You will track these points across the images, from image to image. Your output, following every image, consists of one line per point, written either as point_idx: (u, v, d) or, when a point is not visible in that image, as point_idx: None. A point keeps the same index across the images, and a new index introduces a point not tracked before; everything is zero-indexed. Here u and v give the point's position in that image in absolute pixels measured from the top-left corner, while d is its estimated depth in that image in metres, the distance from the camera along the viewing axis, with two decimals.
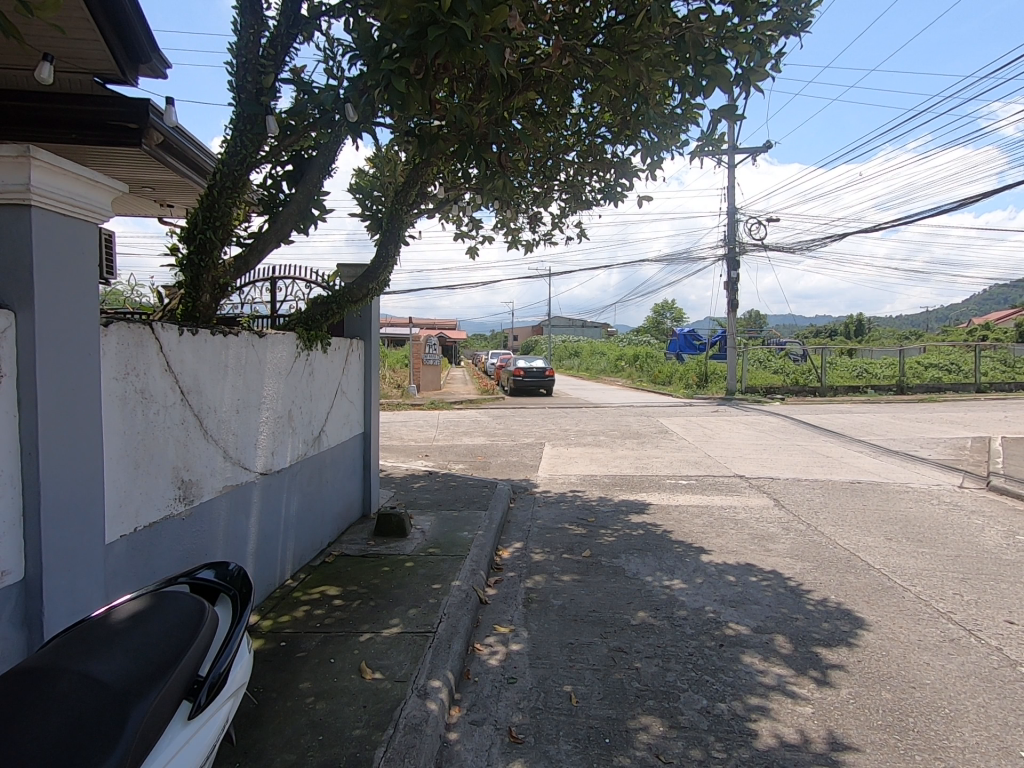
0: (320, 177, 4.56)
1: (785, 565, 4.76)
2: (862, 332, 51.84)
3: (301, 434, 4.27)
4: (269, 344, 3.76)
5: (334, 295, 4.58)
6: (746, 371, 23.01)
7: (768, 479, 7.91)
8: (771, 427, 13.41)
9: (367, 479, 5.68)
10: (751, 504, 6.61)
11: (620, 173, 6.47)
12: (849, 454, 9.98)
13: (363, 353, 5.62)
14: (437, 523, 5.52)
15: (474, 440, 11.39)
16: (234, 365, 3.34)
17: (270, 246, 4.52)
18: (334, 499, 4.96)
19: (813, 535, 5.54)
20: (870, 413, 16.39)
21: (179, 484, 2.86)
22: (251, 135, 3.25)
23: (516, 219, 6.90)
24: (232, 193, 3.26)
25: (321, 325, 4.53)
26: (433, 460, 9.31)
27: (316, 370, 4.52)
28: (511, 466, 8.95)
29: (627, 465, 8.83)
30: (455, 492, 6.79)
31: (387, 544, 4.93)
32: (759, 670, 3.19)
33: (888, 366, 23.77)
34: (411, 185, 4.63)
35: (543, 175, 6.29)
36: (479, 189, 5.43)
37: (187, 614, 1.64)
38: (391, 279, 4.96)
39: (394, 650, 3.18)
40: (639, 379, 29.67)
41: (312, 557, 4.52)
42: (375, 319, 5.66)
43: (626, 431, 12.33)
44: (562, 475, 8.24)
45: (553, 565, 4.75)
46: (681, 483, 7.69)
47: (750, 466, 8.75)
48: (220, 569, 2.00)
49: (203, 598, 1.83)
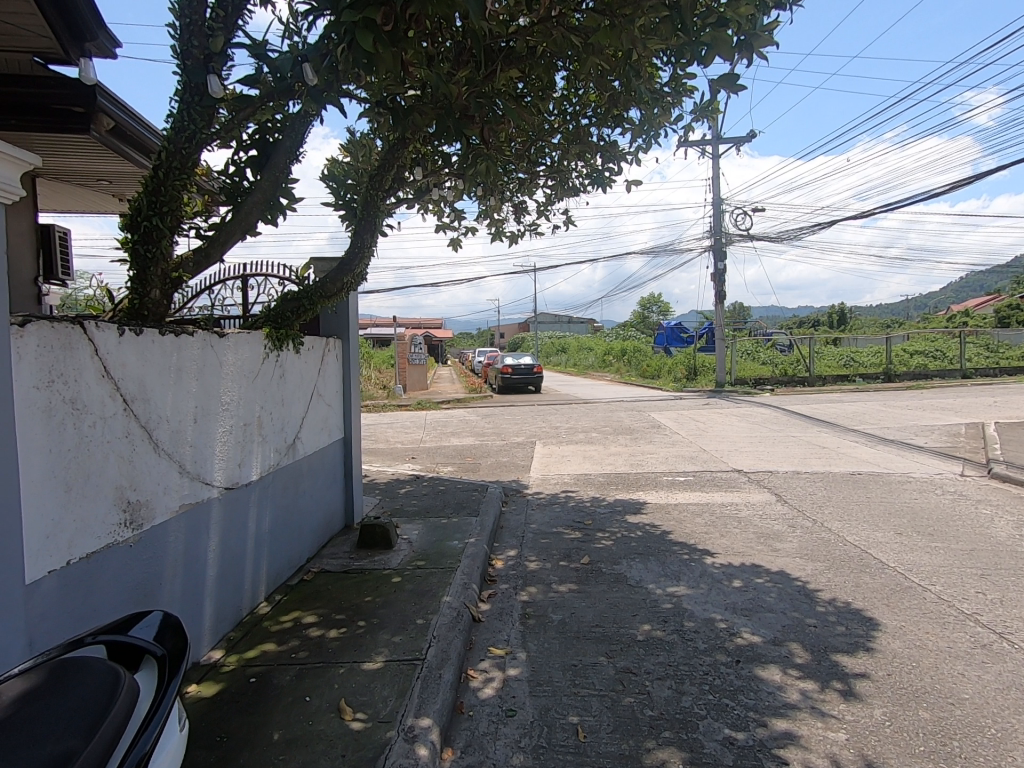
0: (287, 161, 4.22)
1: (796, 566, 4.48)
2: (845, 320, 52.25)
3: (273, 441, 3.92)
4: (232, 343, 3.40)
5: (305, 290, 4.22)
6: (735, 364, 22.89)
7: (767, 473, 7.66)
8: (764, 418, 13.25)
9: (350, 486, 5.33)
10: (752, 501, 6.35)
11: (607, 157, 6.15)
12: (845, 444, 9.79)
13: (342, 352, 5.27)
14: (424, 531, 5.19)
15: (462, 440, 11.04)
16: (190, 368, 2.97)
17: (234, 238, 4.14)
18: (313, 510, 4.60)
19: (820, 532, 5.28)
20: (860, 401, 16.35)
21: (124, 507, 2.50)
22: (200, 107, 2.89)
23: (500, 208, 6.57)
24: (180, 175, 2.89)
25: (292, 323, 4.17)
26: (419, 463, 8.96)
27: (289, 372, 4.16)
28: (502, 466, 8.62)
29: (621, 463, 8.55)
30: (443, 497, 6.44)
31: (372, 557, 4.59)
32: (782, 687, 2.90)
33: (874, 354, 23.83)
34: (385, 169, 4.30)
35: (527, 160, 5.94)
36: (460, 174, 5.08)
37: (99, 694, 1.27)
38: (367, 272, 4.59)
39: (378, 683, 2.84)
40: (627, 373, 29.51)
41: (289, 574, 4.17)
42: (353, 315, 5.30)
43: (617, 427, 12.06)
44: (555, 475, 7.92)
45: (550, 574, 4.43)
46: (678, 480, 7.42)
47: (747, 460, 8.51)
48: (165, 622, 1.60)
49: (124, 662, 1.44)
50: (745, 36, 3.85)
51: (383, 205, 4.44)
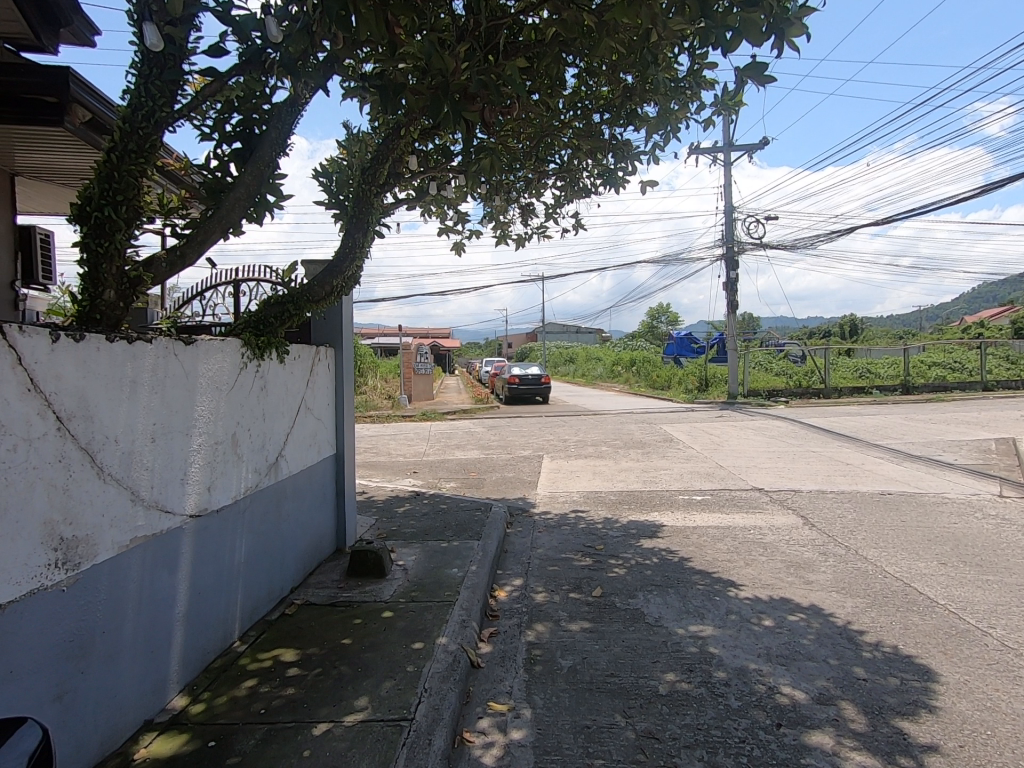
0: (274, 153, 3.89)
1: (833, 602, 4.01)
2: (858, 331, 51.40)
3: (253, 459, 3.54)
4: (203, 351, 3.02)
5: (291, 294, 3.85)
6: (748, 374, 22.32)
7: (791, 493, 7.18)
8: (781, 432, 12.73)
9: (341, 505, 4.93)
10: (777, 524, 5.88)
11: (620, 156, 5.79)
12: (869, 460, 9.27)
13: (334, 361, 4.90)
14: (422, 557, 4.76)
15: (467, 454, 10.60)
16: (148, 380, 2.59)
17: (214, 237, 3.77)
18: (299, 534, 4.21)
19: (856, 562, 4.79)
20: (880, 414, 15.75)
21: (55, 545, 2.11)
22: (160, 81, 2.55)
23: (506, 210, 6.21)
24: (136, 158, 2.54)
25: (277, 330, 3.78)
26: (421, 478, 8.52)
27: (271, 384, 3.78)
28: (508, 483, 8.19)
29: (633, 480, 8.09)
30: (444, 517, 6.01)
31: (362, 588, 4.17)
32: (835, 760, 2.44)
33: (891, 366, 23.25)
34: (379, 162, 3.95)
35: (534, 158, 5.58)
36: (462, 170, 4.74)
37: None
38: (360, 275, 4.22)
39: (356, 752, 2.41)
40: (637, 384, 29.04)
41: (270, 607, 3.76)
42: (347, 323, 4.95)
43: (628, 440, 11.59)
44: (563, 493, 7.47)
45: (559, 608, 3.98)
46: (695, 499, 6.94)
47: (766, 477, 8.02)
48: (38, 756, 1.21)
49: None
50: (776, 21, 3.38)
51: (377, 202, 4.07)
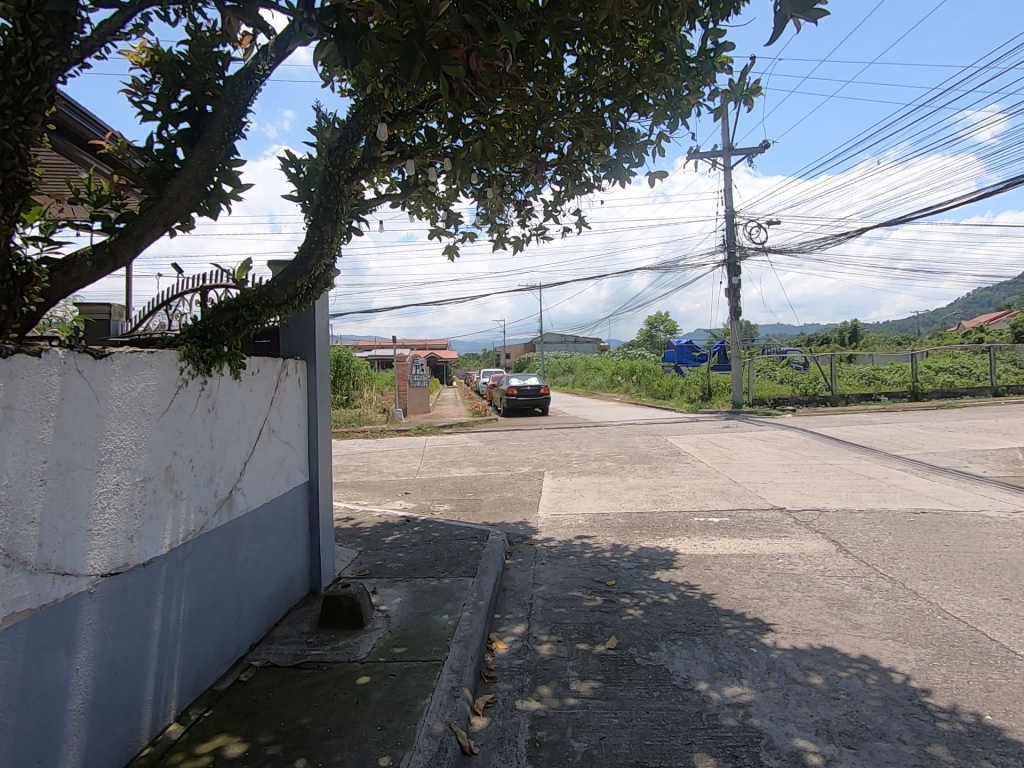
0: (226, 133, 3.33)
1: (893, 652, 3.39)
2: (858, 337, 50.96)
3: (196, 497, 2.92)
4: (121, 366, 2.42)
5: (243, 296, 3.23)
6: (752, 382, 21.70)
7: (816, 513, 6.55)
8: (793, 443, 12.14)
9: (316, 540, 4.32)
10: (809, 551, 5.25)
11: (625, 152, 5.04)
12: (893, 475, 8.64)
13: (307, 375, 4.30)
14: (407, 601, 4.13)
15: (462, 472, 9.93)
16: (30, 406, 2.00)
17: (155, 231, 3.19)
18: (261, 582, 3.58)
19: (908, 600, 4.16)
20: (892, 423, 15.16)
21: None
22: (43, 14, 2.01)
23: (501, 207, 5.63)
24: (16, 121, 1.95)
25: (229, 339, 3.18)
26: (413, 500, 7.88)
27: (222, 406, 3.17)
28: (507, 504, 7.55)
29: (642, 499, 7.45)
30: (436, 547, 5.37)
31: (335, 643, 3.53)
32: None
33: (898, 373, 22.75)
34: (349, 142, 3.39)
35: (532, 149, 4.97)
36: (450, 158, 4.19)
37: None
38: (330, 274, 3.63)
39: None
40: (638, 393, 28.52)
41: (220, 673, 3.13)
42: (320, 331, 4.36)
43: (633, 455, 10.95)
44: (567, 515, 6.83)
45: (567, 664, 3.34)
46: (712, 523, 6.30)
47: (786, 496, 7.39)
48: None
49: None
50: None
51: (348, 190, 3.50)
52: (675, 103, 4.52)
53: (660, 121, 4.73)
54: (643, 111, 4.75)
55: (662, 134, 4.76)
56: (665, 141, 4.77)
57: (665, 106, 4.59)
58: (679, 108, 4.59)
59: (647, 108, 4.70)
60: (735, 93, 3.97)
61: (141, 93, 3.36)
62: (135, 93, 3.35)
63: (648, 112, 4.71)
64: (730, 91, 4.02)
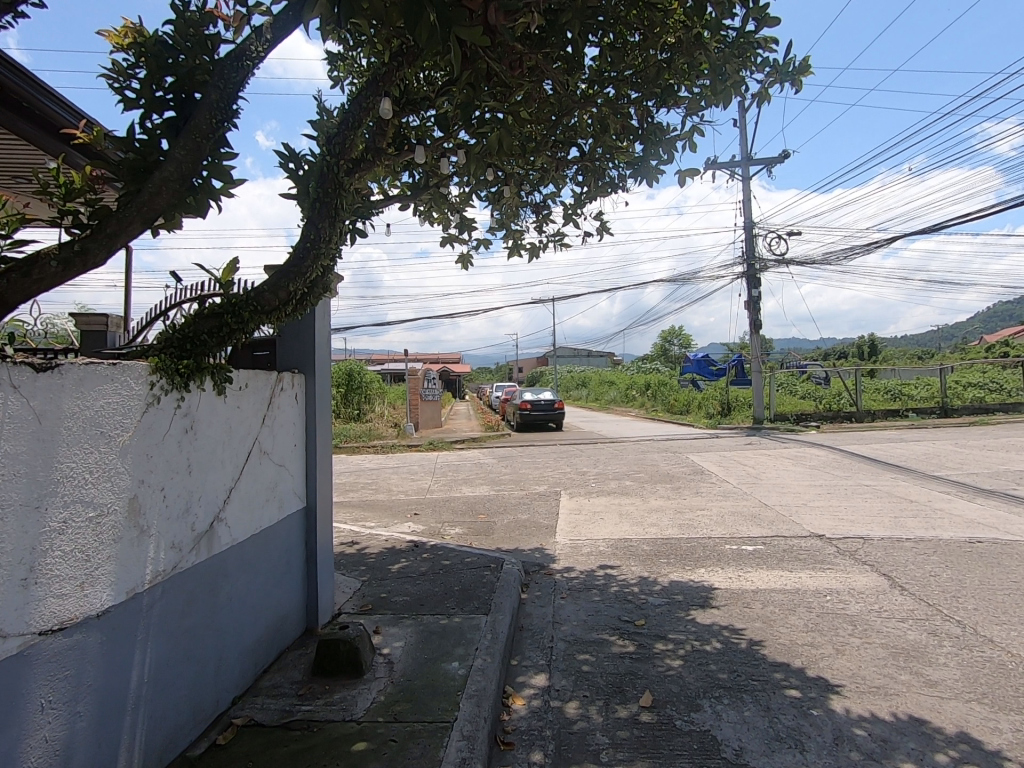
0: (214, 121, 3.01)
1: (983, 719, 2.87)
2: (877, 351, 49.93)
3: (167, 532, 2.53)
4: (74, 381, 2.05)
5: (228, 301, 2.86)
6: (774, 397, 21.03)
7: (860, 541, 6.00)
8: (821, 461, 11.55)
9: (313, 573, 3.90)
10: (859, 587, 4.72)
11: (653, 146, 4.63)
12: (936, 498, 8.02)
13: (304, 390, 3.91)
14: (413, 644, 3.69)
15: (475, 491, 9.45)
16: None
17: (133, 229, 2.86)
18: (247, 625, 3.17)
19: (985, 650, 3.63)
20: (924, 440, 14.45)
21: None
22: None
23: (518, 209, 5.25)
24: None
25: (212, 350, 2.80)
26: (422, 522, 7.44)
27: (203, 426, 2.79)
28: (522, 527, 7.08)
29: (667, 524, 6.94)
30: (446, 578, 4.92)
31: (329, 697, 3.09)
32: None
33: (925, 389, 21.98)
34: (349, 128, 3.04)
35: (552, 144, 4.59)
36: (464, 151, 3.83)
37: None
38: (328, 277, 3.26)
39: None
40: (653, 409, 27.90)
41: (194, 736, 2.70)
42: (320, 342, 3.99)
43: (654, 474, 10.40)
44: (587, 541, 6.35)
45: (595, 729, 2.87)
46: (746, 552, 5.78)
47: (824, 521, 6.82)
48: None
49: None
50: None
51: (349, 184, 3.15)
52: (711, 93, 4.12)
53: (692, 112, 4.33)
54: (673, 103, 4.36)
55: (694, 127, 4.37)
56: (698, 134, 4.36)
57: (698, 95, 4.19)
58: (714, 97, 4.18)
59: (678, 99, 4.31)
60: (779, 73, 3.56)
61: (121, 77, 3.05)
62: (115, 78, 3.05)
63: (679, 103, 4.32)
64: (773, 73, 3.62)
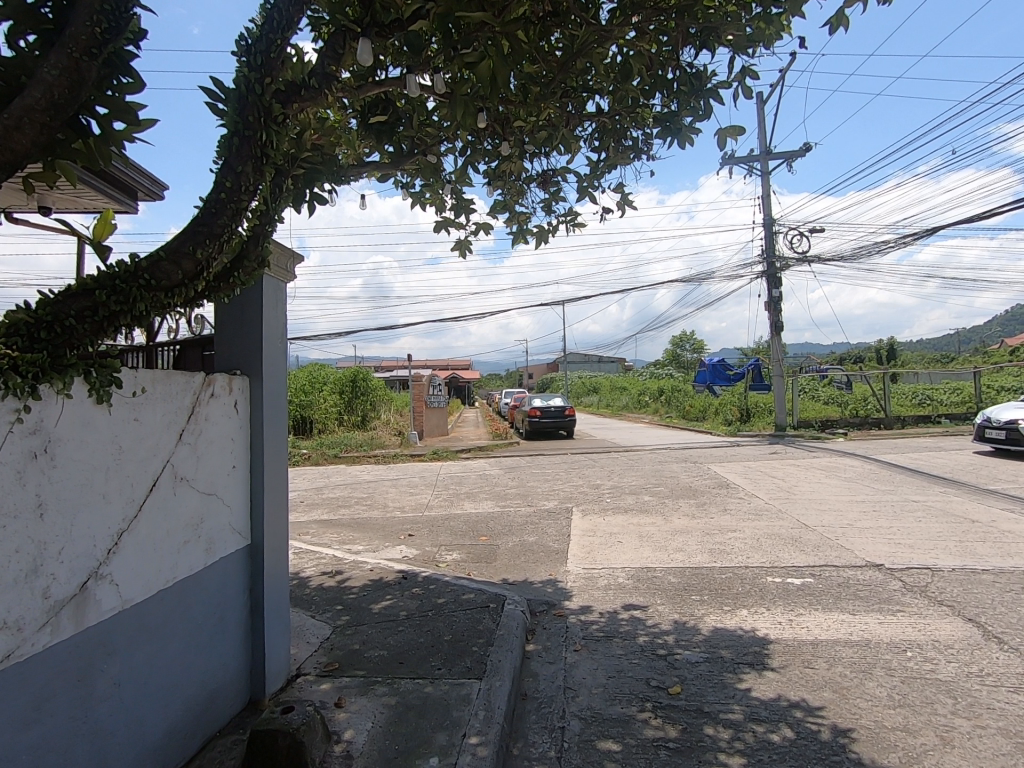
0: (99, 31, 2.20)
1: None
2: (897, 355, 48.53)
3: None
4: None
5: (111, 273, 2.06)
6: (797, 402, 20.01)
7: (931, 574, 5.05)
8: (858, 473, 10.58)
9: (257, 628, 3.07)
10: (947, 640, 3.79)
11: (687, 99, 3.79)
12: (1003, 517, 7.04)
13: (249, 396, 3.09)
14: (382, 727, 2.82)
15: (478, 508, 8.58)
16: None
17: None
18: (150, 717, 2.34)
19: None
20: (966, 448, 13.36)
21: None
22: None
23: (522, 180, 4.43)
24: None
25: (83, 340, 2.00)
26: (416, 545, 6.60)
27: (71, 449, 1.98)
28: (530, 552, 6.22)
29: (697, 548, 6.04)
30: (435, 624, 4.06)
31: None
32: None
33: (957, 394, 20.88)
34: (276, 32, 2.26)
35: (563, 97, 3.77)
36: (449, 91, 3.02)
37: None
38: (261, 243, 2.45)
39: None
40: (668, 415, 26.99)
41: None
42: (271, 338, 3.18)
43: (675, 487, 9.48)
44: (605, 571, 5.47)
45: None
46: (794, 586, 4.86)
47: (880, 547, 5.88)
48: None
49: None
50: None
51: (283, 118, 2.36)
52: (765, 24, 3.29)
53: (737, 52, 3.49)
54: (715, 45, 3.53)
55: (740, 71, 3.53)
56: (746, 79, 3.52)
57: (749, 29, 3.36)
58: (766, 29, 3.33)
59: (720, 41, 3.49)
60: None
61: None
62: None
63: (722, 44, 3.49)
64: None
